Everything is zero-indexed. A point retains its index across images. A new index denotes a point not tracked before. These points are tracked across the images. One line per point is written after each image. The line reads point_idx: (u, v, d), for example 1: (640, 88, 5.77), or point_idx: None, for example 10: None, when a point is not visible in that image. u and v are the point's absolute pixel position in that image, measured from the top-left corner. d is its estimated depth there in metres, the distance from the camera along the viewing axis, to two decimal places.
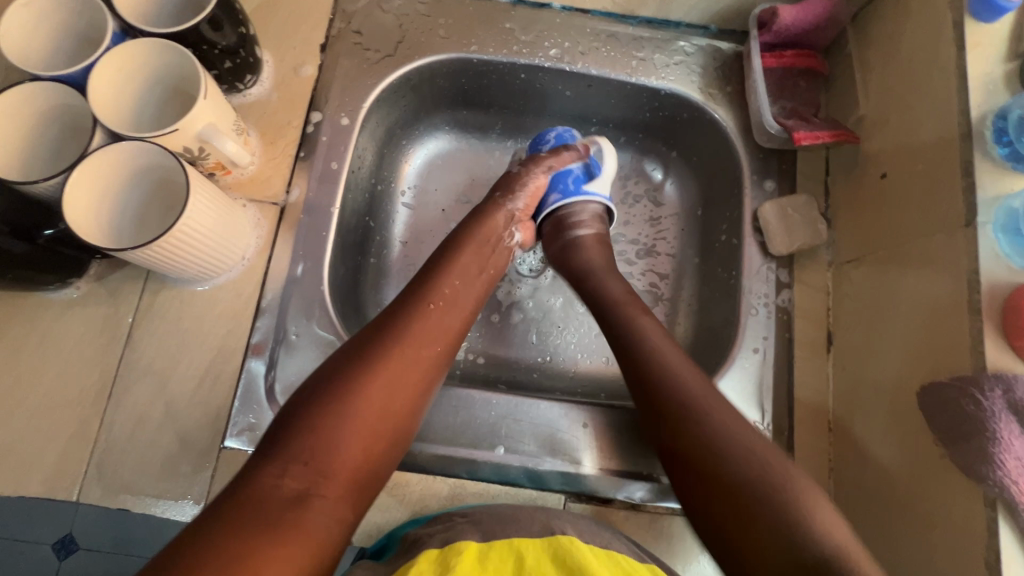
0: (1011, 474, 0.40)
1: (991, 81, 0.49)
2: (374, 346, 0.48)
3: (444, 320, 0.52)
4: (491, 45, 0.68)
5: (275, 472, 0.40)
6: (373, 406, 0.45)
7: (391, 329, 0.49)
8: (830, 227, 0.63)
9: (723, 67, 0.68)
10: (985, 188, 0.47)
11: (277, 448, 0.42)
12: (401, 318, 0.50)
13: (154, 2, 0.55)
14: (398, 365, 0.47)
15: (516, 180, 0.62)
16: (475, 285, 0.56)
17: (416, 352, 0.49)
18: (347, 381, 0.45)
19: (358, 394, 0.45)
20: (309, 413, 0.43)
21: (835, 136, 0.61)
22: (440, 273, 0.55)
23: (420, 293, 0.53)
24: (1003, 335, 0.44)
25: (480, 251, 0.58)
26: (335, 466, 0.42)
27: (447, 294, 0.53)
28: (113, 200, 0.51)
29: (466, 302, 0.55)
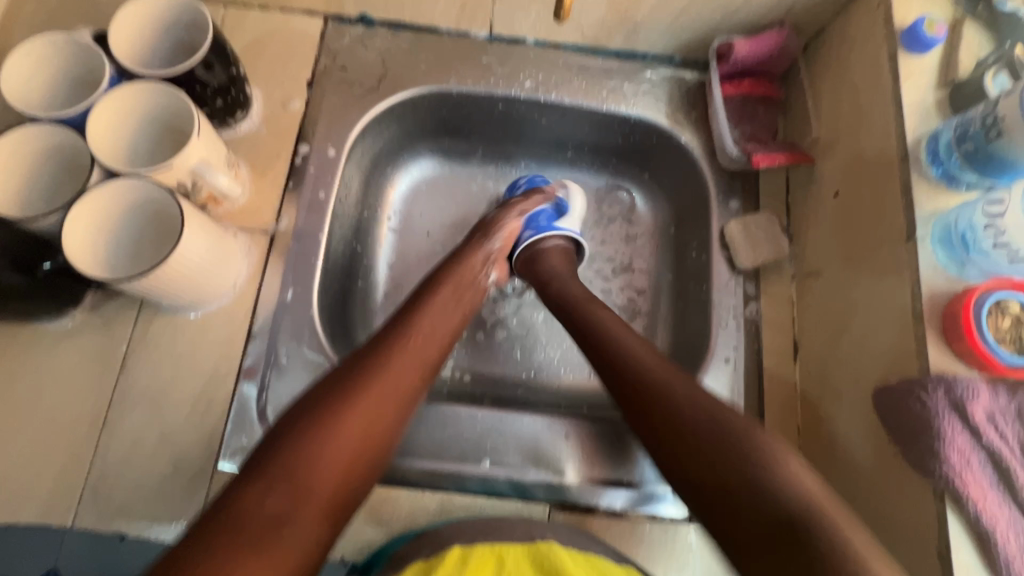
0: (955, 468, 0.44)
1: (924, 108, 0.54)
2: (354, 376, 0.50)
3: (423, 350, 0.54)
4: (470, 79, 0.72)
5: (258, 492, 0.41)
6: (354, 429, 0.47)
7: (372, 359, 0.52)
8: (792, 242, 0.68)
9: (688, 95, 0.73)
10: (923, 205, 0.51)
11: (259, 469, 0.42)
12: (382, 350, 0.53)
13: (148, 47, 0.59)
14: (379, 391, 0.50)
15: (493, 224, 0.67)
16: (448, 318, 0.59)
17: (395, 380, 0.51)
18: (330, 406, 0.47)
19: (339, 418, 0.46)
20: (291, 436, 0.44)
21: (790, 158, 0.66)
22: (415, 310, 0.58)
23: (398, 327, 0.56)
24: (944, 340, 0.48)
25: (454, 288, 0.61)
26: (314, 486, 0.43)
27: (424, 327, 0.56)
28: (110, 235, 0.53)
29: (443, 333, 0.57)
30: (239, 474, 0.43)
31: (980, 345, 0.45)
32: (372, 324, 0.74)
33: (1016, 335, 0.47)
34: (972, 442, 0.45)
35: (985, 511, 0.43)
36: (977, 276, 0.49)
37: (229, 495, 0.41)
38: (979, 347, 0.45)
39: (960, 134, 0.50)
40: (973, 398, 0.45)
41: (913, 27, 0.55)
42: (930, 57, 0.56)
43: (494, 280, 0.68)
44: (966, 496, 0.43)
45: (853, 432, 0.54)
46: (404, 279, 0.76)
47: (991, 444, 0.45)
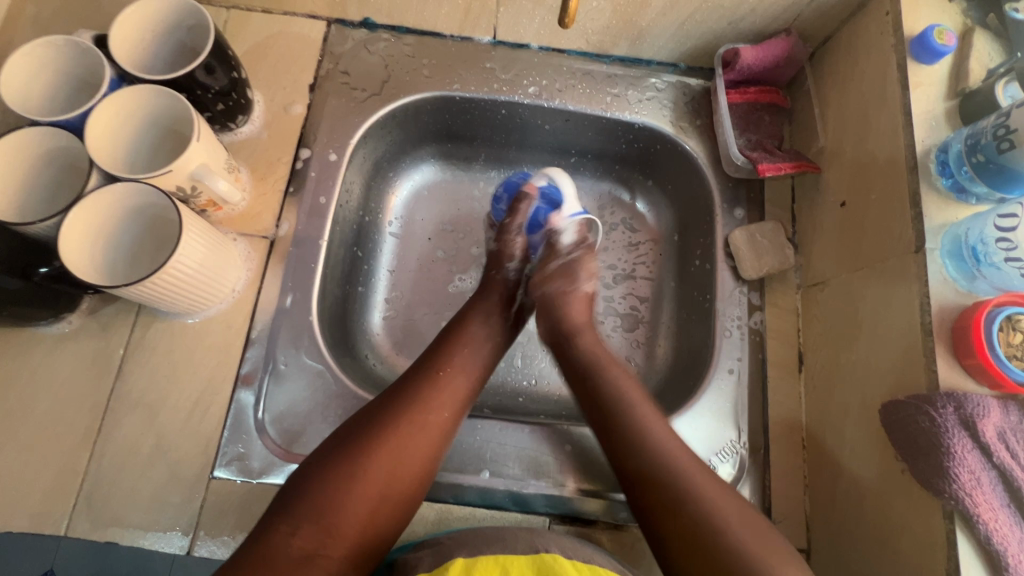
0: (965, 487, 0.43)
1: (933, 118, 0.54)
2: (383, 416, 0.51)
3: (452, 385, 0.55)
4: (473, 84, 0.71)
5: (287, 530, 0.44)
6: (381, 471, 0.48)
7: (403, 397, 0.53)
8: (797, 252, 0.67)
9: (692, 102, 0.72)
10: (931, 216, 0.50)
11: (288, 511, 0.46)
12: (411, 386, 0.54)
13: (148, 50, 0.58)
14: (408, 432, 0.50)
15: (503, 253, 0.66)
16: (482, 350, 0.59)
17: (425, 419, 0.52)
18: (358, 447, 0.49)
19: (366, 460, 0.48)
20: (319, 477, 0.47)
21: (797, 167, 0.65)
22: (447, 344, 0.58)
23: (430, 361, 0.56)
24: (953, 354, 0.47)
25: (488, 320, 0.61)
26: (342, 526, 0.46)
27: (455, 361, 0.56)
28: (106, 239, 0.53)
29: (475, 365, 0.57)
30: (269, 512, 0.47)
31: (991, 361, 0.44)
32: (372, 330, 0.73)
33: None
34: (982, 460, 0.44)
35: (995, 531, 0.42)
36: (988, 291, 0.48)
37: (260, 534, 0.45)
38: (991, 363, 0.44)
39: (971, 146, 0.49)
40: (983, 415, 0.44)
41: (923, 36, 0.54)
42: (940, 66, 0.55)
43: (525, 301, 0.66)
44: (976, 517, 0.42)
45: (859, 445, 0.53)
46: (405, 285, 0.76)
47: (1001, 462, 0.44)
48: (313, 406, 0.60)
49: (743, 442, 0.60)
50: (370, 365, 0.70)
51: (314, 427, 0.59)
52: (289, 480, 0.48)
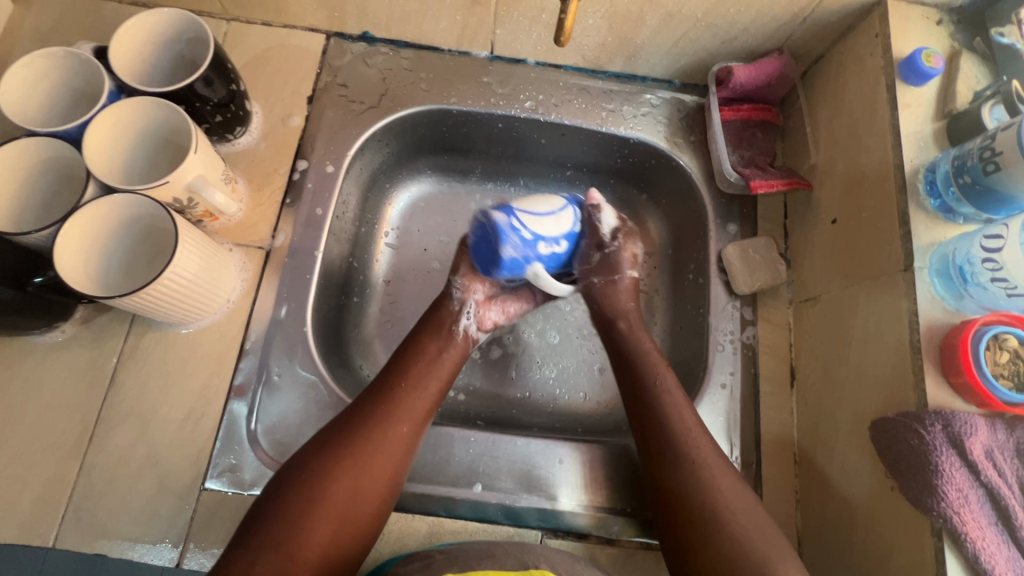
0: (953, 505, 0.43)
1: (921, 138, 0.55)
2: (341, 437, 0.51)
3: (411, 402, 0.55)
4: (470, 98, 0.72)
5: (248, 558, 0.44)
6: (340, 491, 0.49)
7: (360, 417, 0.53)
8: (789, 267, 0.67)
9: (686, 118, 0.73)
10: (920, 235, 0.51)
11: (250, 540, 0.45)
12: (368, 405, 0.54)
13: (148, 62, 0.59)
14: (364, 452, 0.51)
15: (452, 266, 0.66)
16: (439, 367, 0.59)
17: (383, 436, 0.52)
18: (317, 469, 0.49)
19: (325, 482, 0.48)
20: (280, 502, 0.47)
21: (788, 184, 0.66)
22: (404, 360, 0.59)
23: (387, 379, 0.57)
24: (942, 372, 0.48)
25: (441, 335, 0.61)
26: (304, 550, 0.45)
27: (413, 378, 0.57)
28: (102, 250, 0.53)
29: (433, 381, 0.58)
30: (234, 538, 0.46)
31: (978, 380, 0.45)
32: (367, 341, 0.73)
33: (1014, 370, 0.46)
34: (970, 478, 0.44)
35: (983, 550, 0.42)
36: (975, 309, 0.49)
37: (229, 559, 0.44)
38: (978, 382, 0.45)
39: (958, 167, 0.50)
40: (972, 433, 0.45)
41: (911, 58, 0.55)
42: (928, 88, 0.56)
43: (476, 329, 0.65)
44: (965, 535, 0.42)
45: (850, 461, 0.54)
46: (400, 296, 0.76)
47: (989, 480, 0.44)
48: (306, 418, 0.60)
49: (735, 457, 0.61)
50: (363, 375, 0.70)
51: (307, 439, 0.59)
52: (251, 507, 0.48)
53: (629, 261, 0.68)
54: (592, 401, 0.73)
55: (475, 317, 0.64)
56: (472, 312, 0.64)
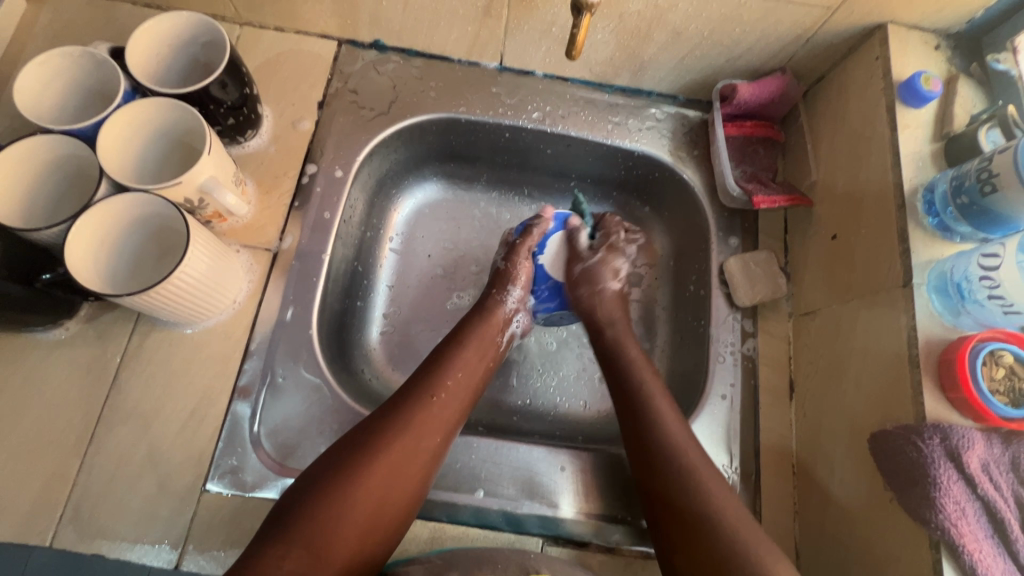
0: (951, 517, 0.44)
1: (920, 158, 0.56)
2: (376, 440, 0.52)
3: (445, 410, 0.56)
4: (478, 107, 0.73)
5: (278, 554, 0.45)
6: (370, 496, 0.49)
7: (394, 421, 0.53)
8: (789, 281, 0.69)
9: (690, 133, 0.74)
10: (918, 252, 0.53)
11: (278, 537, 0.46)
12: (406, 409, 0.55)
13: (163, 64, 0.59)
14: (399, 458, 0.52)
15: (507, 275, 0.67)
16: (474, 374, 0.60)
17: (417, 444, 0.53)
18: (350, 471, 0.50)
19: (358, 485, 0.49)
20: (311, 503, 0.48)
21: (790, 200, 0.67)
22: (442, 366, 0.59)
23: (424, 383, 0.57)
24: (939, 388, 0.49)
25: (483, 343, 0.63)
26: (334, 549, 0.47)
27: (449, 385, 0.58)
28: (110, 248, 0.53)
29: (467, 390, 0.59)
30: (258, 535, 0.47)
31: (975, 395, 0.46)
32: (369, 345, 0.74)
33: (1010, 386, 0.48)
34: (967, 491, 0.45)
35: (981, 562, 0.43)
36: (971, 326, 0.50)
37: (250, 558, 0.45)
38: (975, 397, 0.46)
39: (956, 187, 0.51)
40: (968, 447, 0.46)
41: (911, 81, 0.57)
42: (926, 111, 0.58)
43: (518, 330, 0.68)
44: (962, 547, 0.43)
45: (848, 472, 0.55)
46: (404, 302, 0.77)
47: (985, 493, 0.45)
48: (310, 421, 0.60)
49: (735, 467, 0.61)
50: (365, 379, 0.70)
51: (310, 442, 0.59)
52: (278, 504, 0.49)
53: (609, 273, 0.69)
54: (593, 409, 0.73)
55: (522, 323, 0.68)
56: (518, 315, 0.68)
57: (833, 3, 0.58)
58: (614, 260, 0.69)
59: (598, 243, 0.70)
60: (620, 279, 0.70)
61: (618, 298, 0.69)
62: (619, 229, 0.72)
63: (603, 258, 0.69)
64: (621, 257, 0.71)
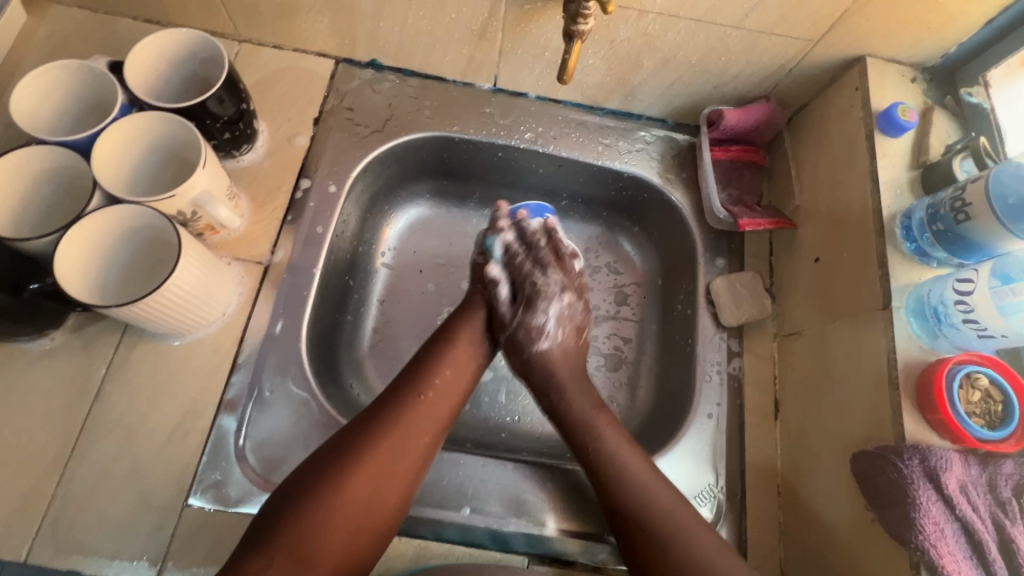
0: (930, 538, 0.45)
1: (898, 185, 0.58)
2: (363, 441, 0.52)
3: (433, 411, 0.56)
4: (472, 127, 0.74)
5: (262, 561, 0.45)
6: (358, 499, 0.49)
7: (383, 420, 0.53)
8: (774, 302, 0.70)
9: (678, 156, 0.76)
10: (897, 276, 0.54)
11: (263, 543, 0.46)
12: (394, 410, 0.54)
13: (160, 79, 0.60)
14: (386, 458, 0.51)
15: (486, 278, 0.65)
16: (464, 373, 0.60)
17: (404, 446, 0.53)
18: (337, 472, 0.49)
19: (345, 487, 0.49)
20: (299, 506, 0.47)
21: (774, 223, 0.69)
22: (430, 366, 0.59)
23: (412, 382, 0.57)
24: (918, 409, 0.50)
25: (473, 339, 0.62)
26: (319, 555, 0.47)
27: (439, 385, 0.57)
28: (100, 259, 0.53)
29: (456, 390, 0.59)
30: (243, 543, 0.47)
31: (952, 417, 0.47)
32: (358, 360, 0.74)
33: (986, 409, 0.49)
34: (946, 512, 0.46)
35: None
36: (948, 348, 0.51)
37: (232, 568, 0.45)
38: (953, 419, 0.47)
39: (931, 215, 0.53)
40: (947, 468, 0.46)
41: (888, 112, 0.59)
42: (904, 140, 0.60)
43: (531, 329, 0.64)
44: (941, 568, 0.44)
45: (831, 492, 0.55)
46: (394, 316, 0.77)
47: (964, 514, 0.46)
48: (296, 435, 0.60)
49: (720, 487, 0.62)
50: (353, 394, 0.70)
51: (296, 457, 0.59)
52: (262, 511, 0.49)
53: (537, 332, 0.63)
54: None
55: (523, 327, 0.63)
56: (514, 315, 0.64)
57: (815, 36, 0.61)
58: (534, 315, 0.63)
59: (520, 297, 0.64)
60: (558, 310, 0.64)
61: (558, 352, 0.64)
62: (533, 274, 0.64)
63: (524, 317, 0.63)
64: (544, 304, 0.63)
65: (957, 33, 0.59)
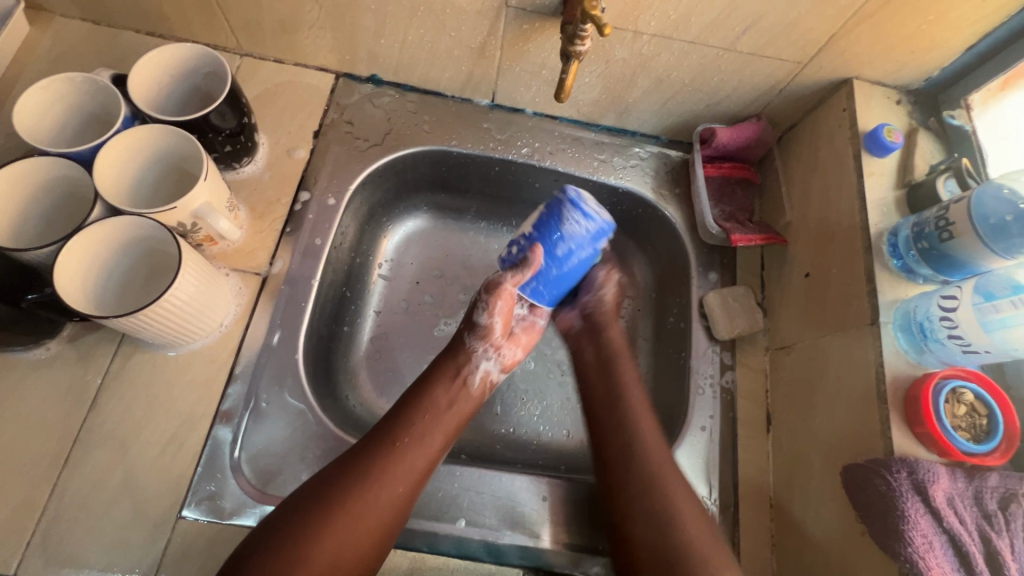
0: (918, 550, 0.45)
1: (885, 204, 0.60)
2: (333, 490, 0.52)
3: (411, 458, 0.56)
4: (470, 141, 0.75)
5: None
6: (326, 552, 0.49)
7: (360, 468, 0.53)
8: (765, 316, 0.71)
9: (672, 172, 0.78)
10: (884, 292, 0.56)
11: None
12: (370, 458, 0.54)
13: (163, 91, 0.61)
14: (357, 512, 0.51)
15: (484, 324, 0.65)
16: (445, 415, 0.60)
17: (377, 494, 0.52)
18: (306, 524, 0.49)
19: (314, 540, 0.49)
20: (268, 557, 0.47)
21: (766, 239, 0.71)
22: (410, 411, 0.59)
23: (388, 432, 0.57)
24: (906, 423, 0.51)
25: (452, 386, 0.62)
26: None
27: (416, 431, 0.57)
28: (100, 270, 0.53)
29: (435, 438, 0.58)
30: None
31: (939, 430, 0.49)
32: (355, 371, 0.74)
33: (970, 422, 0.51)
34: (934, 524, 0.47)
35: None
36: (935, 363, 0.53)
37: None
38: (939, 432, 0.49)
39: (917, 233, 0.55)
40: (934, 480, 0.48)
41: (875, 133, 0.61)
42: (889, 160, 0.62)
43: (498, 370, 0.66)
44: None
45: (823, 505, 0.56)
46: (390, 328, 0.77)
47: (951, 527, 0.47)
48: (292, 446, 0.60)
49: (714, 499, 0.62)
50: (350, 406, 0.70)
51: (291, 468, 0.59)
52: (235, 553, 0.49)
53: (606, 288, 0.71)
54: (576, 439, 0.74)
55: (500, 359, 0.66)
56: (491, 358, 0.66)
57: (803, 58, 0.63)
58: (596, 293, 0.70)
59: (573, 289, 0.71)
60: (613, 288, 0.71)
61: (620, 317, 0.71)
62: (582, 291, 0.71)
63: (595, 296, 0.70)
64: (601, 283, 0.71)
65: (940, 57, 0.61)
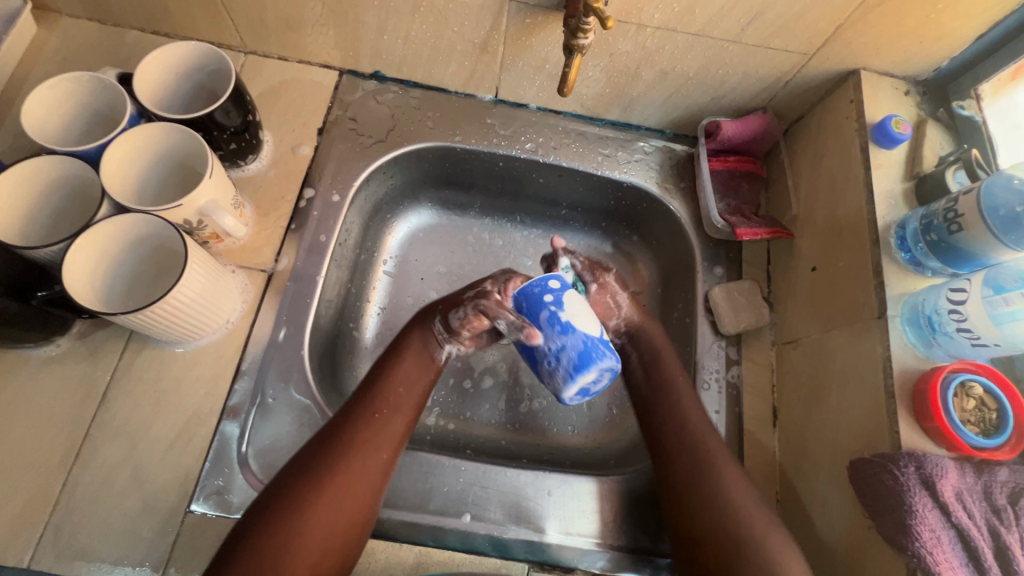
0: (926, 545, 0.45)
1: (892, 197, 0.60)
2: (319, 464, 0.51)
3: (390, 427, 0.55)
4: (473, 137, 0.75)
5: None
6: (320, 526, 0.48)
7: (341, 441, 0.52)
8: (772, 310, 0.70)
9: (677, 166, 0.77)
10: (892, 285, 0.55)
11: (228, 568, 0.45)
12: (348, 431, 0.53)
13: (168, 89, 0.61)
14: (344, 480, 0.51)
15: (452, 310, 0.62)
16: (416, 384, 0.59)
17: (364, 462, 0.52)
18: (296, 499, 0.48)
19: (304, 514, 0.48)
20: (256, 536, 0.46)
21: (772, 233, 0.70)
22: (383, 381, 0.58)
23: (364, 402, 0.55)
24: (914, 417, 0.51)
25: (422, 359, 0.61)
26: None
27: (391, 400, 0.56)
28: (107, 267, 0.54)
29: (410, 405, 0.57)
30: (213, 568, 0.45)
31: (947, 424, 0.48)
32: (360, 367, 0.74)
33: (980, 417, 0.50)
34: (941, 519, 0.46)
35: None
36: (943, 357, 0.52)
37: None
38: (947, 426, 0.48)
39: (925, 225, 0.54)
40: (942, 475, 0.47)
41: (882, 125, 0.60)
42: (897, 152, 0.62)
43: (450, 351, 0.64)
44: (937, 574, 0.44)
45: (830, 500, 0.56)
46: (395, 324, 0.78)
47: (959, 522, 0.46)
48: (299, 441, 0.60)
49: None
50: None
51: None
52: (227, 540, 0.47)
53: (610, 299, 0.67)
54: (580, 434, 0.74)
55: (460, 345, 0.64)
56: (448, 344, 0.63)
57: (809, 50, 0.62)
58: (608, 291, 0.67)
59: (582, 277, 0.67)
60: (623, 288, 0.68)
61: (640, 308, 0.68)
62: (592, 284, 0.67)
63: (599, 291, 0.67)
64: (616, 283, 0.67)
65: (950, 47, 0.60)
